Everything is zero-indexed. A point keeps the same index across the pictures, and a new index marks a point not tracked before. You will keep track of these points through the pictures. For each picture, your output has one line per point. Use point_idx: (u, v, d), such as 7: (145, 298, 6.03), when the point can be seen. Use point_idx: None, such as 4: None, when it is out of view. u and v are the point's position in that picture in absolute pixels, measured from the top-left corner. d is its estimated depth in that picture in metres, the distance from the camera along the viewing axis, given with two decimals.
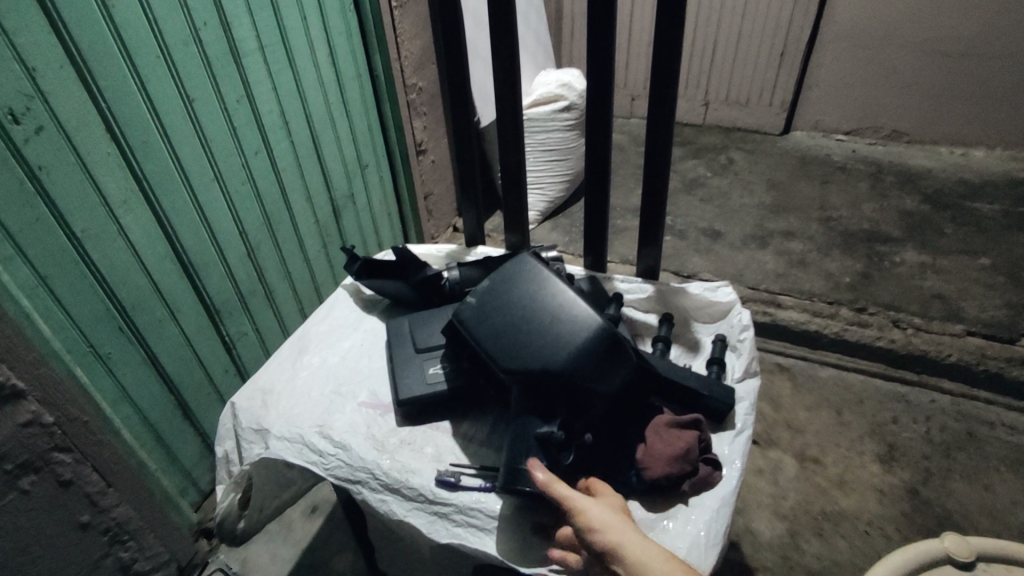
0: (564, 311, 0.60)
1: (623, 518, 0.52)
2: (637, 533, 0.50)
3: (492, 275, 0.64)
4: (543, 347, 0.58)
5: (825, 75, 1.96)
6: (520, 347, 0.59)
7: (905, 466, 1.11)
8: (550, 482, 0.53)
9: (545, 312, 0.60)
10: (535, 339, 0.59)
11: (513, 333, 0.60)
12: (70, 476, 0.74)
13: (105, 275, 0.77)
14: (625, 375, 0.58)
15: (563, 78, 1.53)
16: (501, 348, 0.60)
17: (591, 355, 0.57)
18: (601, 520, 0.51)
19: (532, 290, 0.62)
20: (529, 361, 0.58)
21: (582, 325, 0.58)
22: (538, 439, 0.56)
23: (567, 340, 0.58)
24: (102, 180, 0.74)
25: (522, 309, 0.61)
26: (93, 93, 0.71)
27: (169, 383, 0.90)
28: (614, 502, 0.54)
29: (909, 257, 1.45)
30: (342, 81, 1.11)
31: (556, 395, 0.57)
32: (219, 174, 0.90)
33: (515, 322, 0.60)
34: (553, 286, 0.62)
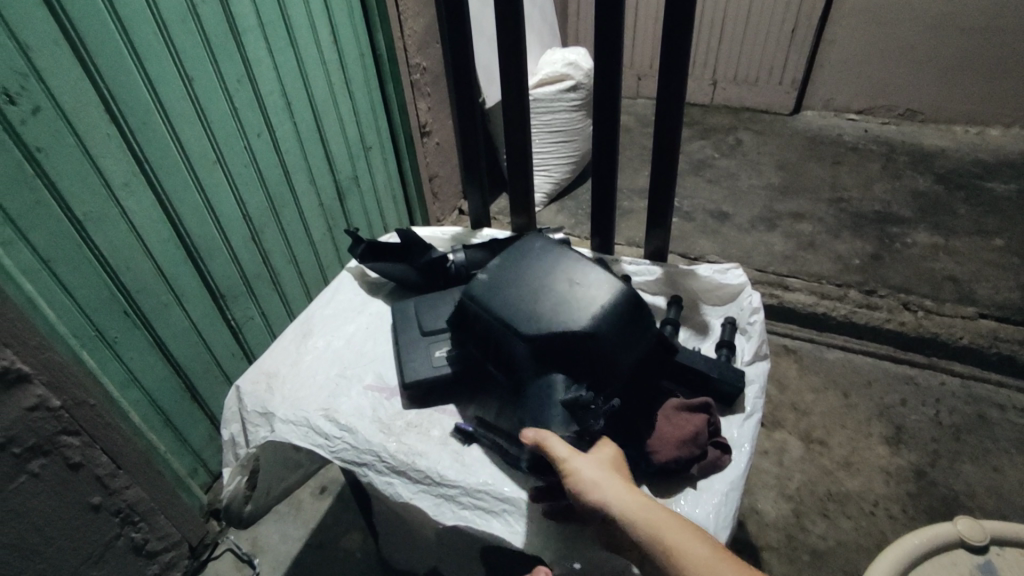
0: (579, 277, 0.60)
1: (613, 474, 0.51)
2: (625, 488, 0.50)
3: (502, 254, 0.64)
4: (564, 309, 0.57)
5: (837, 53, 1.92)
6: (541, 313, 0.58)
7: (914, 449, 1.10)
8: (544, 439, 0.53)
9: (560, 280, 0.60)
10: (556, 303, 0.58)
11: (530, 300, 0.59)
12: (79, 459, 0.75)
13: (108, 259, 0.77)
14: (647, 336, 0.58)
15: (570, 57, 1.50)
16: (519, 314, 0.58)
17: (615, 314, 0.57)
18: (587, 478, 0.51)
19: (545, 263, 0.62)
20: (552, 322, 0.57)
21: (602, 288, 0.59)
22: (567, 404, 0.54)
23: (590, 300, 0.58)
24: (102, 162, 0.73)
25: (538, 279, 0.60)
26: (90, 72, 0.69)
27: (177, 367, 0.90)
28: (604, 455, 0.53)
29: (921, 238, 1.43)
30: (344, 62, 1.09)
31: (580, 357, 0.56)
32: (221, 156, 0.89)
33: (531, 291, 0.60)
34: (567, 259, 0.62)
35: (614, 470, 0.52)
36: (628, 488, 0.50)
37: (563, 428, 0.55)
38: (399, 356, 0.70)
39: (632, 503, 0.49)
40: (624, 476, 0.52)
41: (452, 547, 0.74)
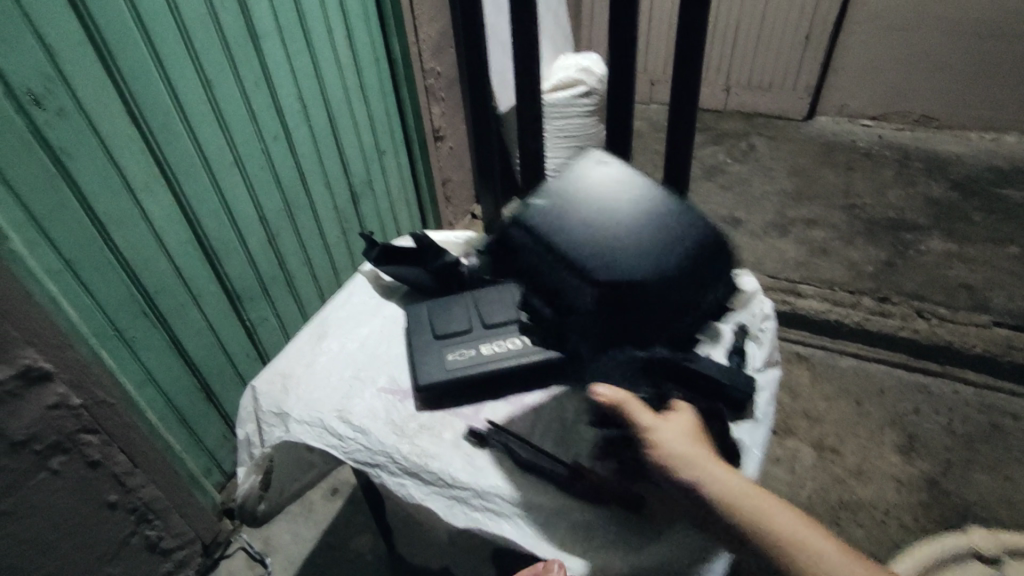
0: (655, 225, 0.59)
1: (700, 447, 0.51)
2: (716, 463, 0.50)
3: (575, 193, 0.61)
4: (644, 258, 0.57)
5: (852, 58, 1.91)
6: (619, 263, 0.56)
7: (927, 458, 1.09)
8: (623, 399, 0.53)
9: (640, 229, 0.59)
10: (628, 245, 0.57)
11: (601, 240, 0.58)
12: (98, 457, 0.76)
13: (128, 259, 0.78)
14: (708, 287, 0.60)
15: (583, 63, 1.51)
16: (589, 254, 0.57)
17: (685, 261, 0.58)
18: (675, 448, 0.50)
19: (607, 197, 0.61)
20: (625, 266, 0.56)
21: (679, 238, 0.59)
22: (641, 360, 0.57)
23: (662, 245, 0.58)
24: (124, 164, 0.75)
25: (604, 216, 0.59)
26: (114, 77, 0.71)
27: (192, 366, 0.91)
28: (685, 423, 0.53)
29: (935, 246, 1.42)
30: (360, 68, 1.10)
31: (650, 307, 0.56)
32: (239, 158, 0.90)
33: (599, 229, 0.58)
34: (632, 193, 0.61)
35: (698, 441, 0.52)
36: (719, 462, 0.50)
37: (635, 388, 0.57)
38: (413, 361, 0.70)
39: (723, 476, 0.49)
40: (710, 447, 0.52)
41: (462, 550, 0.75)
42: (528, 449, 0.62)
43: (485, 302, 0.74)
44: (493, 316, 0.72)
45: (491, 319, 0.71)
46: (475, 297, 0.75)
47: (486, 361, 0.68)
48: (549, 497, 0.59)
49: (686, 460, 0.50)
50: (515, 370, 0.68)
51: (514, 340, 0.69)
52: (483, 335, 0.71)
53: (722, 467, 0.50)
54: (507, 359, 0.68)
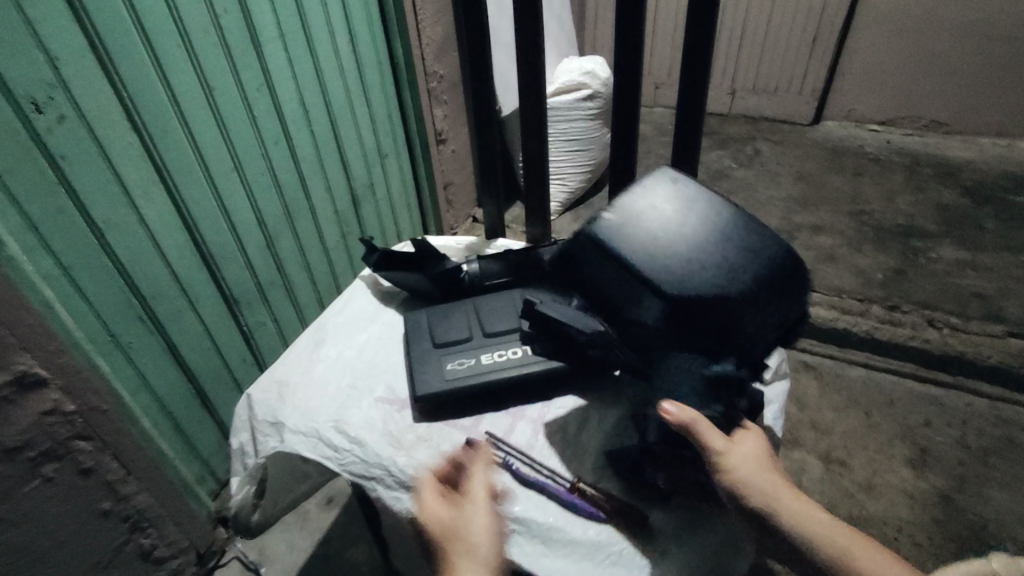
0: (738, 240, 0.58)
1: (773, 474, 0.50)
2: (790, 491, 0.49)
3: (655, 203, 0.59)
4: (725, 271, 0.55)
5: (860, 62, 1.89)
6: (699, 275, 0.55)
7: (938, 472, 1.07)
8: (693, 420, 0.50)
9: (720, 243, 0.57)
10: (705, 261, 0.56)
11: (677, 253, 0.56)
12: (91, 464, 0.74)
13: (125, 264, 0.77)
14: (794, 314, 0.57)
15: (586, 66, 1.49)
16: (663, 265, 0.55)
17: (766, 284, 0.56)
18: (747, 476, 0.49)
19: (687, 212, 0.59)
20: (701, 282, 0.54)
21: (764, 255, 0.57)
22: (716, 378, 0.52)
23: (743, 267, 0.56)
24: (122, 168, 0.73)
25: (682, 229, 0.58)
26: (114, 82, 0.70)
27: (188, 372, 0.90)
28: (756, 447, 0.52)
29: (946, 253, 1.39)
30: (362, 71, 1.09)
31: (723, 326, 0.54)
32: (239, 163, 0.89)
33: (676, 241, 0.57)
34: (707, 206, 0.60)
35: (770, 467, 0.50)
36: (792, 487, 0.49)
37: (706, 407, 0.52)
38: (412, 368, 0.68)
39: (798, 507, 0.48)
40: (782, 473, 0.51)
41: None
42: (528, 466, 0.62)
43: (486, 309, 0.73)
44: (494, 323, 0.70)
45: (492, 327, 0.70)
46: (475, 304, 0.73)
47: (485, 371, 0.66)
48: (549, 514, 0.57)
49: (759, 487, 0.49)
50: (514, 381, 0.66)
51: (515, 350, 0.68)
52: (484, 343, 0.69)
53: (796, 495, 0.49)
54: (508, 369, 0.66)
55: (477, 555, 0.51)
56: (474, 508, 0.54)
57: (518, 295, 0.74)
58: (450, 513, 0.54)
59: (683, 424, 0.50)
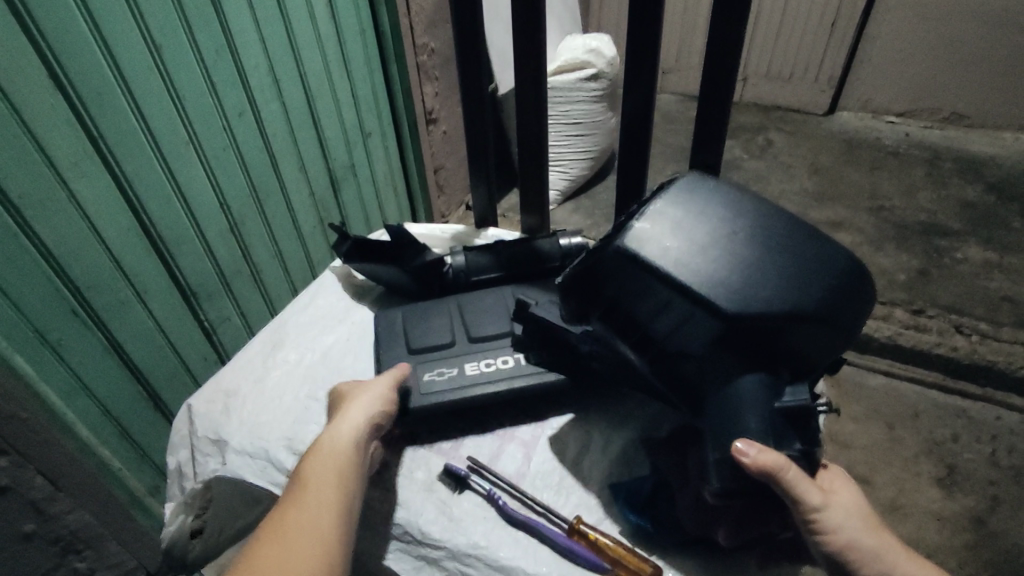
0: (790, 244, 0.47)
1: (874, 530, 0.43)
2: (894, 548, 0.42)
3: (686, 204, 0.49)
4: (783, 281, 0.45)
5: (880, 49, 1.78)
6: (753, 287, 0.44)
7: (968, 493, 0.98)
8: (783, 467, 0.40)
9: (771, 248, 0.47)
10: (761, 272, 0.45)
11: (726, 265, 0.45)
12: (7, 483, 0.62)
13: (53, 250, 0.65)
14: (858, 333, 0.48)
15: (591, 44, 1.37)
16: (713, 279, 0.44)
17: (833, 296, 0.45)
18: (851, 539, 0.42)
19: (730, 219, 0.48)
20: (761, 297, 0.44)
21: (825, 260, 0.47)
22: (787, 412, 0.44)
23: (807, 276, 0.45)
24: (45, 136, 0.62)
25: (727, 237, 0.47)
26: (30, 31, 0.58)
27: (136, 371, 0.79)
28: (848, 497, 0.43)
29: (972, 254, 1.30)
30: (343, 38, 0.98)
31: (778, 348, 0.45)
32: (194, 136, 0.78)
33: (722, 252, 0.46)
34: (746, 208, 0.49)
35: (867, 519, 0.43)
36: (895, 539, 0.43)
37: (787, 444, 0.43)
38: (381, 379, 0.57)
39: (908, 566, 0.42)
40: (880, 524, 0.44)
41: None
42: (517, 500, 0.52)
43: (472, 311, 0.63)
44: (482, 328, 0.61)
45: (478, 332, 0.61)
46: (459, 305, 0.64)
47: (469, 384, 0.57)
48: (540, 563, 0.48)
49: (859, 546, 0.42)
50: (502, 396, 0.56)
51: (506, 359, 0.59)
52: (468, 350, 0.60)
53: (899, 551, 0.42)
54: (495, 381, 0.57)
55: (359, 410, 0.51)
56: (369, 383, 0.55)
57: (508, 293, 0.65)
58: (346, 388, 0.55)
59: (771, 472, 0.40)
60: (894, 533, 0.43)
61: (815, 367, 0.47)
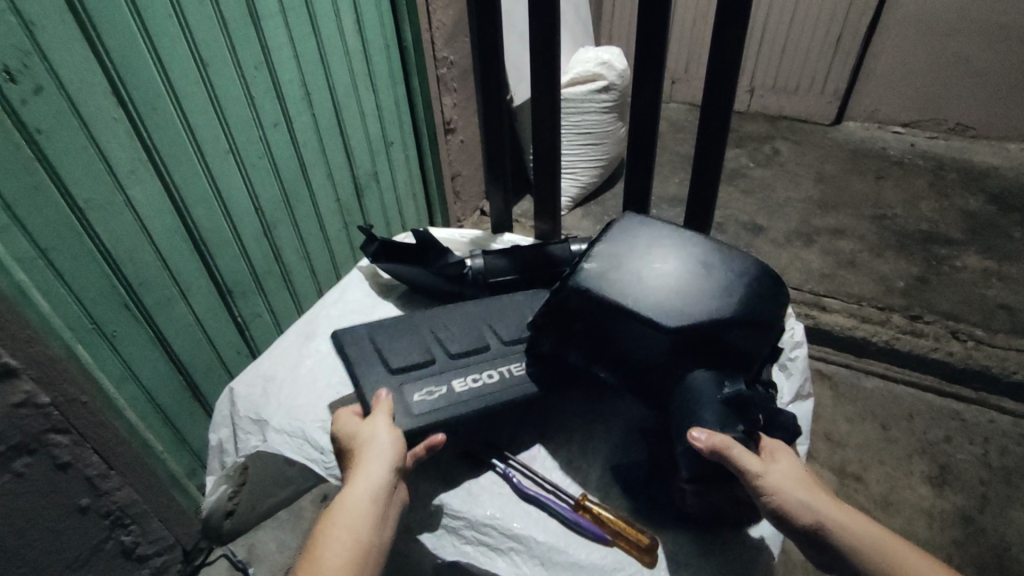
0: (710, 262, 0.56)
1: (809, 487, 0.46)
2: (826, 501, 0.45)
3: (622, 243, 0.58)
4: (712, 294, 0.53)
5: (885, 62, 1.82)
6: (688, 304, 0.52)
7: (959, 491, 1.02)
8: (727, 444, 0.47)
9: (696, 267, 0.55)
10: (692, 290, 0.53)
11: (663, 288, 0.53)
12: (68, 459, 0.72)
13: (111, 250, 0.72)
14: (782, 327, 0.56)
15: (603, 56, 1.43)
16: (656, 302, 0.52)
17: (756, 301, 0.54)
18: (788, 497, 0.45)
19: (659, 249, 0.57)
20: (698, 310, 0.52)
21: (741, 271, 0.56)
22: (731, 402, 0.50)
23: (729, 286, 0.54)
24: (107, 147, 0.69)
25: (660, 265, 0.56)
26: (98, 51, 0.65)
27: (178, 363, 0.85)
28: (787, 464, 0.48)
29: (971, 262, 1.34)
30: (369, 53, 1.04)
31: (720, 350, 0.53)
32: (234, 146, 0.85)
33: (660, 277, 0.54)
34: (668, 240, 0.59)
35: (807, 481, 0.47)
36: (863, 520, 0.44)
37: (730, 428, 0.49)
38: (363, 405, 0.59)
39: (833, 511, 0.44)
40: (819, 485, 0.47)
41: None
42: (528, 477, 0.58)
43: (446, 329, 0.67)
44: (458, 345, 0.65)
45: (456, 349, 0.65)
46: (430, 326, 0.68)
47: (461, 400, 0.59)
48: (549, 533, 0.54)
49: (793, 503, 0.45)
50: (495, 409, 0.60)
51: (491, 373, 0.62)
52: (447, 366, 0.63)
53: (823, 500, 0.45)
54: (483, 394, 0.60)
55: (381, 461, 0.50)
56: (379, 423, 0.54)
57: (484, 307, 0.70)
58: (352, 431, 0.53)
59: (720, 451, 0.47)
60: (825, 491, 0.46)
61: (755, 362, 0.55)
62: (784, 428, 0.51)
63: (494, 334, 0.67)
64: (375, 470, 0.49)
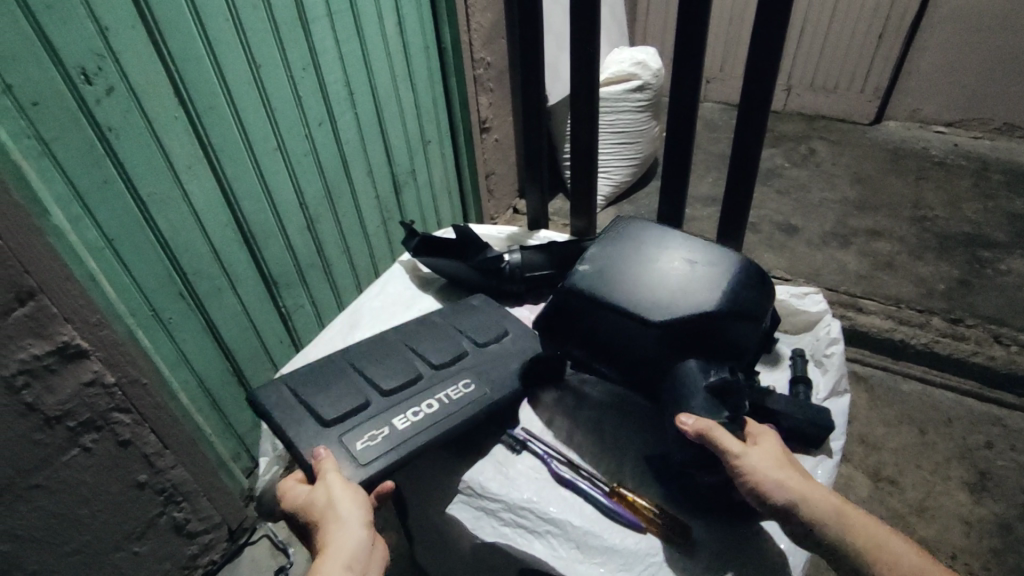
0: (696, 258, 0.59)
1: (789, 469, 0.48)
2: (804, 484, 0.47)
3: (614, 244, 0.61)
4: (699, 288, 0.56)
5: (929, 60, 1.78)
6: (677, 300, 0.55)
7: (1000, 499, 1.00)
8: (710, 427, 0.48)
9: (682, 264, 0.59)
10: (680, 286, 0.56)
11: (653, 286, 0.56)
12: (128, 437, 0.77)
13: (169, 241, 0.76)
14: (768, 314, 0.59)
15: (638, 56, 1.44)
16: (648, 299, 0.55)
17: (741, 294, 0.56)
18: (771, 479, 0.47)
19: (651, 249, 0.60)
20: (687, 305, 0.54)
21: (726, 265, 0.59)
22: (714, 388, 0.52)
23: (716, 279, 0.57)
24: (169, 144, 0.73)
25: (650, 263, 0.59)
26: (162, 53, 0.69)
27: (226, 349, 0.90)
28: (771, 449, 0.49)
29: (1016, 266, 1.30)
30: (409, 53, 1.07)
31: (709, 341, 0.55)
32: (282, 145, 0.88)
33: (650, 275, 0.57)
34: (656, 240, 0.62)
35: (787, 465, 0.48)
36: (851, 505, 0.46)
37: (715, 413, 0.50)
38: (298, 463, 0.54)
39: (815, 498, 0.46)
40: (799, 470, 0.48)
41: None
42: (565, 463, 0.60)
43: (369, 366, 0.64)
44: (387, 379, 0.62)
45: (386, 384, 0.61)
46: (354, 366, 0.63)
47: (407, 437, 0.56)
48: (584, 518, 0.56)
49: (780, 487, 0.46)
50: (446, 437, 0.58)
51: (430, 403, 0.60)
52: (384, 405, 0.60)
53: (804, 482, 0.47)
54: (428, 425, 0.58)
55: (350, 522, 0.47)
56: (333, 484, 0.50)
57: (410, 341, 0.67)
58: (306, 502, 0.49)
59: (706, 434, 0.48)
60: (803, 474, 0.48)
61: (745, 354, 0.58)
62: (806, 416, 0.56)
63: (424, 361, 0.65)
64: (347, 534, 0.46)
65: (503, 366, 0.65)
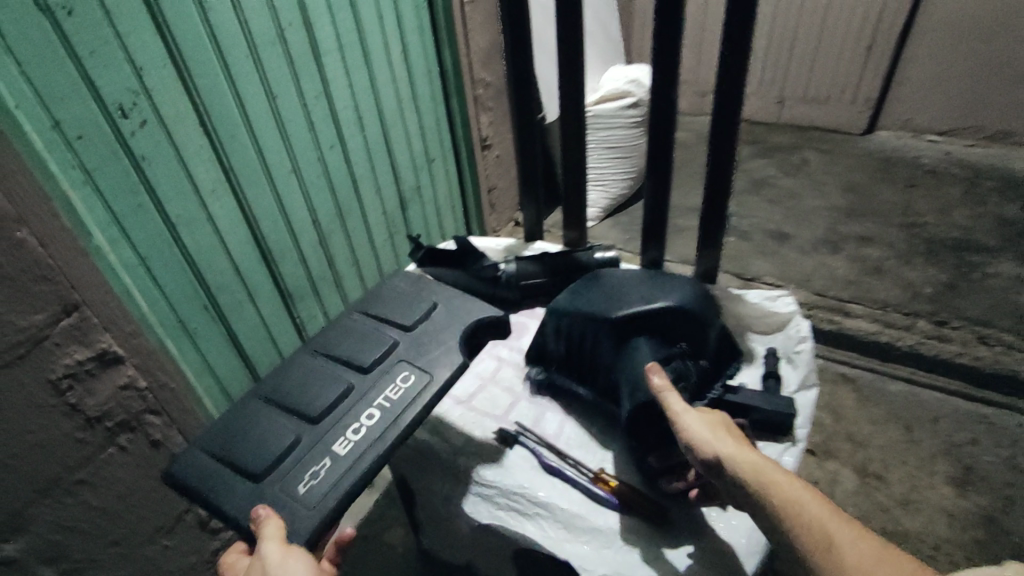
0: (656, 279, 0.70)
1: (722, 430, 0.54)
2: (732, 441, 0.52)
3: (591, 276, 0.75)
4: (651, 296, 0.66)
5: (919, 70, 1.83)
6: (629, 303, 0.66)
7: (983, 492, 1.03)
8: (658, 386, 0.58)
9: (641, 281, 0.70)
10: (636, 294, 0.67)
11: (612, 294, 0.68)
12: (159, 438, 0.83)
13: (196, 259, 0.84)
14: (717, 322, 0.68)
15: (631, 75, 1.51)
16: (605, 304, 0.67)
17: (689, 302, 0.66)
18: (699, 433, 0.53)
19: (620, 275, 0.72)
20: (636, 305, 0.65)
21: (681, 284, 0.69)
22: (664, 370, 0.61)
23: (660, 289, 0.67)
24: (195, 171, 0.80)
25: (614, 283, 0.71)
26: (189, 87, 0.77)
27: (245, 357, 0.97)
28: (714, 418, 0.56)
29: (1004, 269, 1.34)
30: (413, 77, 1.14)
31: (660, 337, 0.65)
32: (297, 166, 0.96)
33: (612, 288, 0.69)
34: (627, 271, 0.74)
35: (723, 429, 0.54)
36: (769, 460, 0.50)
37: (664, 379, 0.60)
38: (240, 532, 0.56)
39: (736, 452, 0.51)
40: (738, 437, 0.54)
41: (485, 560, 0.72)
42: (553, 454, 0.66)
43: (288, 398, 0.67)
44: (315, 406, 0.65)
45: (314, 410, 0.65)
46: (274, 407, 0.67)
47: (346, 460, 0.60)
48: (571, 503, 0.61)
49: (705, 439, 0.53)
50: (394, 439, 0.62)
51: (370, 414, 0.64)
52: (315, 434, 0.63)
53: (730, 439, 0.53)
54: (372, 433, 0.61)
55: None
56: (269, 557, 0.50)
57: (332, 357, 0.72)
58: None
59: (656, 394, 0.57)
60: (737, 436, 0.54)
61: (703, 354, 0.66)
62: (770, 409, 0.63)
63: (350, 373, 0.69)
64: None
65: (426, 355, 0.69)
